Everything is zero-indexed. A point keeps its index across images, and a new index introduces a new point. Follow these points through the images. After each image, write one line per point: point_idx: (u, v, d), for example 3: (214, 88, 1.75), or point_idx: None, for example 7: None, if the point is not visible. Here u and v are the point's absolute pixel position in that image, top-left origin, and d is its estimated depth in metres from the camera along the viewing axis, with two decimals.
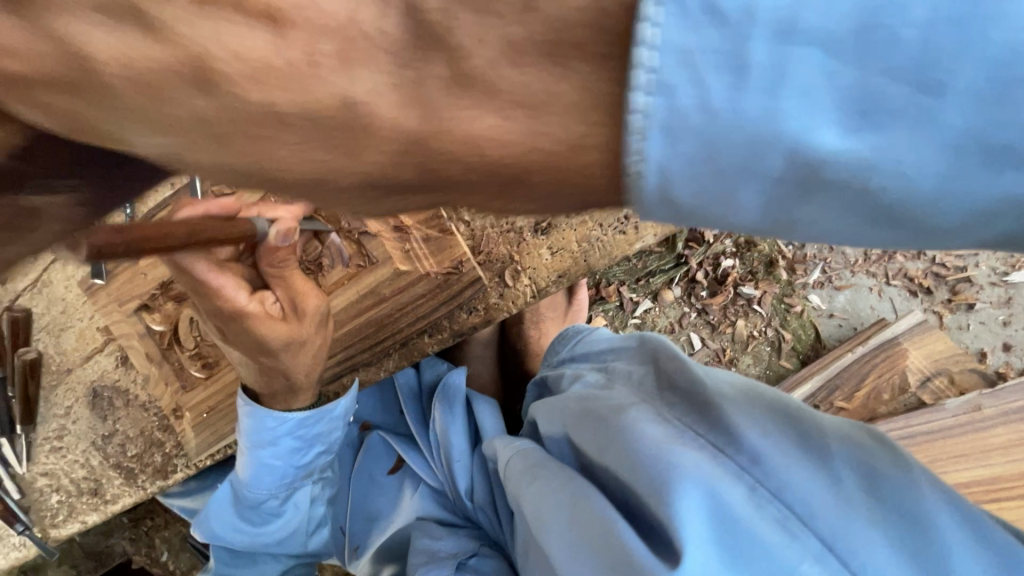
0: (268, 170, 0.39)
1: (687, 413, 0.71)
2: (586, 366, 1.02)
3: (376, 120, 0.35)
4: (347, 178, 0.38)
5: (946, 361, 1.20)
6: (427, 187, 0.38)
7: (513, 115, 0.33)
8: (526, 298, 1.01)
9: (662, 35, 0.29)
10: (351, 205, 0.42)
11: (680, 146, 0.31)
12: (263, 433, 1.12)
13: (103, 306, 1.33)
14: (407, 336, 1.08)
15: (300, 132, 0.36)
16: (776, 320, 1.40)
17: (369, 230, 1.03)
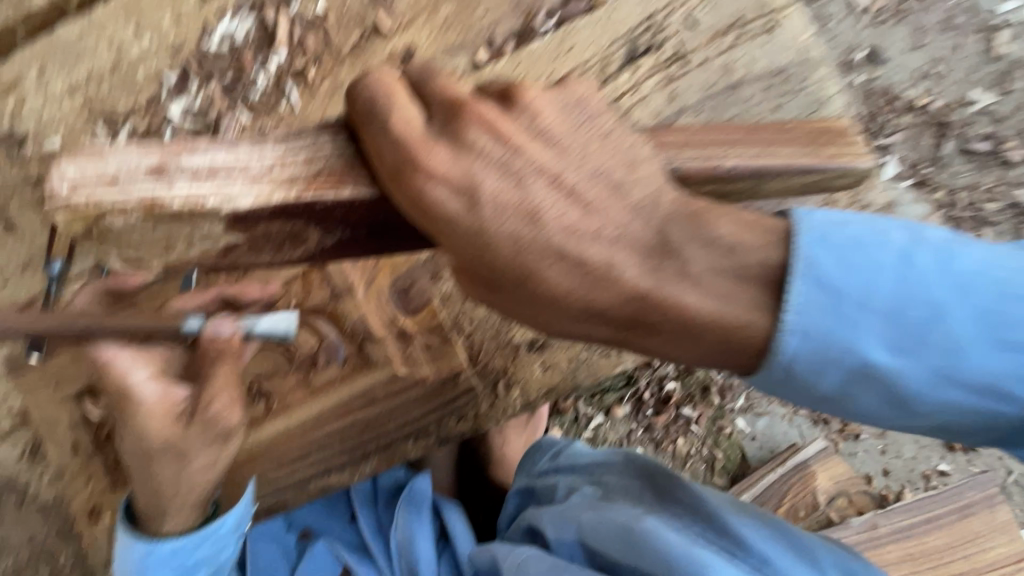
0: (527, 279, 0.62)
1: (701, 526, 0.87)
2: (575, 478, 1.11)
3: (607, 268, 0.62)
4: (578, 303, 0.63)
5: (844, 482, 1.44)
6: (630, 323, 0.64)
7: (697, 290, 0.62)
8: (515, 409, 1.11)
9: (804, 288, 0.61)
10: (561, 318, 0.65)
11: (811, 345, 0.61)
12: (135, 557, 1.01)
13: (30, 386, 1.20)
14: (391, 439, 1.10)
15: (569, 269, 0.62)
16: (710, 439, 1.56)
17: (373, 335, 1.09)
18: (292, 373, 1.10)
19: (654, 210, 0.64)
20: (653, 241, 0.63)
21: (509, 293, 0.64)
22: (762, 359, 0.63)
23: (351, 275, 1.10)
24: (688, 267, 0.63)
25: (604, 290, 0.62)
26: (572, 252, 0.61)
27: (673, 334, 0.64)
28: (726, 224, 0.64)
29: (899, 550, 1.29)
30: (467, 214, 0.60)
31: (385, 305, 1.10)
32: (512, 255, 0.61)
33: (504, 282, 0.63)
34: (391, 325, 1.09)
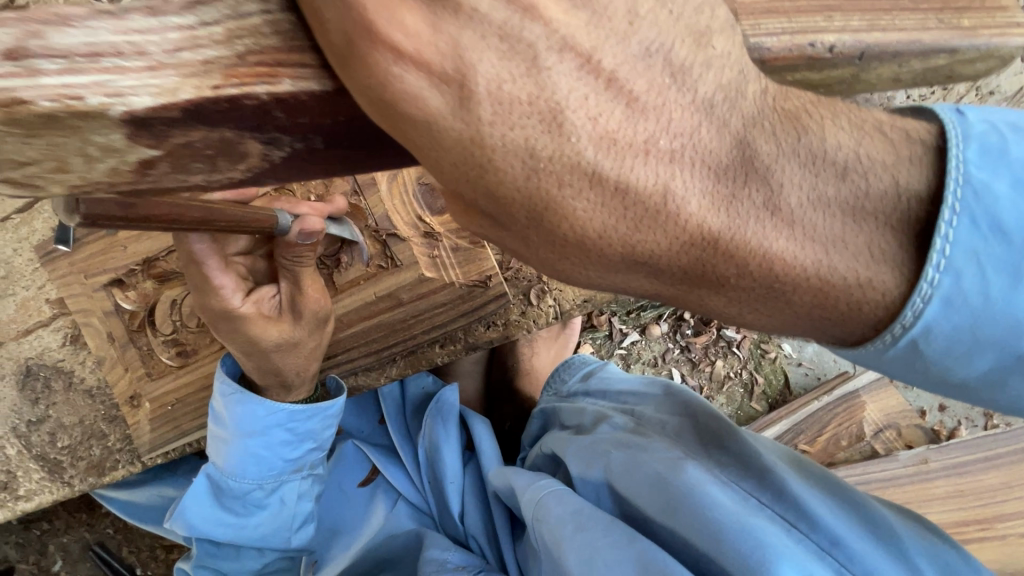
0: (550, 215, 0.47)
1: (748, 479, 0.77)
2: (607, 407, 1.05)
3: (660, 201, 0.48)
4: (619, 247, 0.49)
5: (896, 415, 1.35)
6: (688, 277, 0.51)
7: (789, 236, 0.48)
8: (548, 319, 1.03)
9: (955, 235, 0.45)
10: (596, 271, 0.51)
11: (953, 314, 0.46)
12: (253, 419, 1.04)
13: (64, 276, 1.19)
14: (418, 343, 1.06)
15: (598, 198, 0.47)
16: (751, 363, 1.49)
17: (398, 233, 1.00)
18: None
19: (735, 104, 0.48)
20: (728, 158, 0.48)
21: (529, 239, 0.50)
22: (879, 329, 0.49)
23: None
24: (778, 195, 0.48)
25: (664, 231, 0.48)
26: (605, 177, 0.47)
27: (751, 291, 0.50)
28: (834, 132, 0.49)
29: (950, 485, 1.21)
30: (456, 117, 0.43)
31: (411, 202, 1.01)
32: (529, 179, 0.46)
33: (523, 220, 0.48)
34: (417, 225, 1.01)
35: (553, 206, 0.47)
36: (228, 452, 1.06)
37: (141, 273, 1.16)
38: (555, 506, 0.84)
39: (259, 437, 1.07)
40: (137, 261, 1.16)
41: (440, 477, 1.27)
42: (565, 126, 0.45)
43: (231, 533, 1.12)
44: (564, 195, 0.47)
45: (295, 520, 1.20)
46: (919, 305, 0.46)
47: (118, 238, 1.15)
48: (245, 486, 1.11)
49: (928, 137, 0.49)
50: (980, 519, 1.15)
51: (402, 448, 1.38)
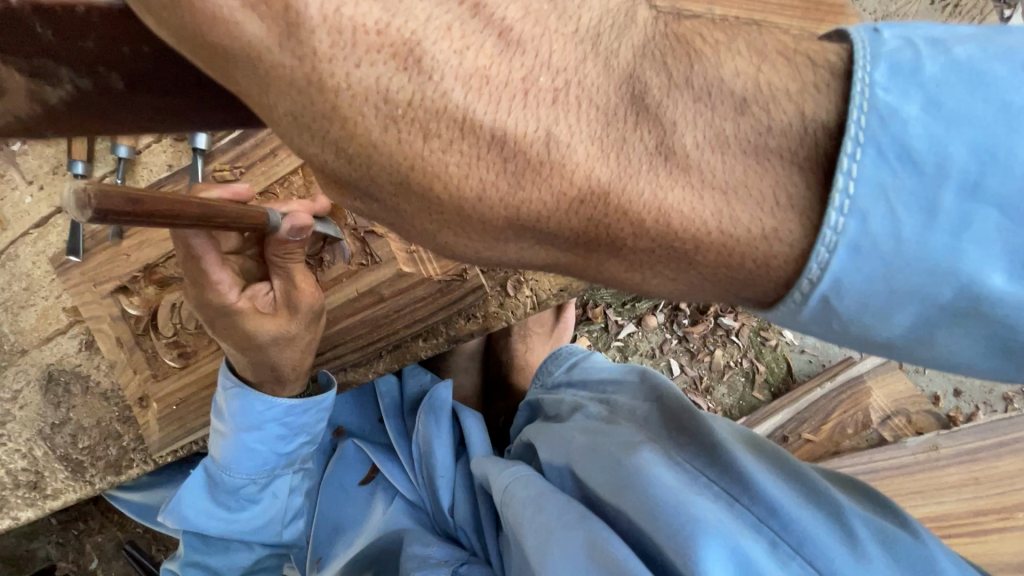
0: (421, 175, 0.47)
1: (699, 458, 0.80)
2: (585, 395, 1.07)
3: (557, 157, 0.45)
4: (505, 205, 0.48)
5: (905, 401, 1.30)
6: (583, 234, 0.48)
7: (705, 192, 0.44)
8: (525, 309, 1.04)
9: (859, 169, 0.40)
10: (490, 236, 0.50)
11: (860, 262, 0.41)
12: (250, 415, 1.08)
13: (75, 285, 1.26)
14: (401, 338, 1.08)
15: (475, 153, 0.46)
16: (751, 351, 1.46)
17: (376, 230, 1.03)
18: None
19: (623, 32, 0.46)
20: (615, 97, 0.46)
21: (418, 209, 0.50)
22: (783, 291, 0.45)
23: None
24: (670, 133, 0.45)
25: (545, 186, 0.46)
26: (479, 126, 0.45)
27: (651, 244, 0.47)
28: (731, 58, 0.45)
29: (963, 472, 1.16)
30: (286, 49, 0.42)
31: None
32: (388, 129, 0.45)
33: (404, 180, 0.47)
34: (394, 221, 1.03)
35: (424, 160, 0.46)
36: (223, 445, 1.10)
37: (145, 280, 1.23)
38: (523, 491, 0.90)
39: (254, 433, 1.11)
40: (138, 268, 1.22)
41: (432, 474, 1.30)
42: (422, 64, 0.44)
43: (222, 524, 1.17)
44: (437, 156, 0.46)
45: (286, 513, 1.25)
46: (824, 255, 0.41)
47: (121, 247, 1.21)
48: (239, 480, 1.15)
49: (840, 58, 0.43)
50: (997, 507, 1.10)
51: (398, 446, 1.41)
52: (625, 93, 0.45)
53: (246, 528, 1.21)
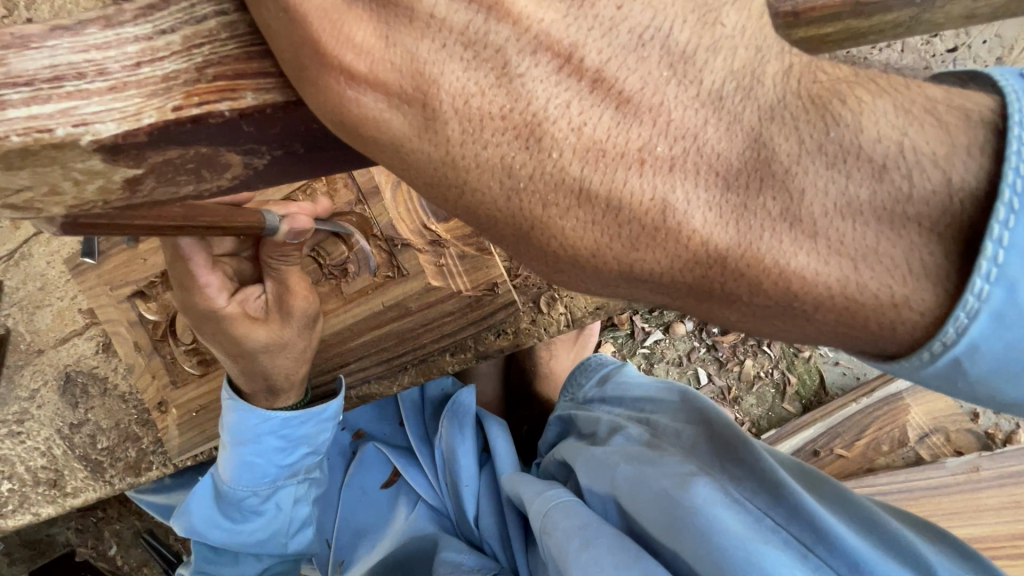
0: (540, 234, 0.48)
1: (757, 494, 0.78)
2: (622, 413, 1.04)
3: (672, 222, 0.45)
4: (609, 259, 0.48)
5: (946, 420, 1.25)
6: (690, 290, 0.48)
7: (824, 256, 0.43)
8: (559, 326, 0.98)
9: (1012, 238, 0.38)
10: (589, 286, 0.51)
11: (1004, 330, 0.40)
12: (244, 428, 1.04)
13: (91, 287, 1.23)
14: (428, 352, 1.05)
15: (590, 209, 0.47)
16: (783, 362, 1.41)
17: (403, 242, 0.98)
18: (323, 283, 1.04)
19: (750, 92, 0.45)
20: (741, 161, 0.45)
21: (518, 249, 0.51)
22: (911, 347, 0.43)
23: (375, 176, 0.97)
24: (795, 200, 0.44)
25: (661, 248, 0.46)
26: (595, 190, 0.46)
27: (750, 308, 0.47)
28: (874, 121, 0.43)
29: (1004, 495, 1.11)
30: (424, 140, 0.47)
31: (415, 210, 0.98)
32: (508, 199, 0.47)
33: (508, 230, 0.49)
34: (422, 233, 0.98)
35: (538, 219, 0.48)
36: (224, 458, 1.08)
37: (163, 284, 1.20)
38: (565, 520, 0.87)
39: (253, 444, 1.07)
40: (156, 273, 1.19)
41: (456, 481, 1.27)
42: (543, 142, 0.46)
43: (226, 535, 1.14)
44: (550, 216, 0.47)
45: (293, 525, 1.21)
46: (964, 322, 0.40)
47: (139, 251, 1.18)
48: (240, 493, 1.11)
49: (991, 113, 0.41)
50: None
51: (420, 451, 1.39)
52: (754, 159, 0.44)
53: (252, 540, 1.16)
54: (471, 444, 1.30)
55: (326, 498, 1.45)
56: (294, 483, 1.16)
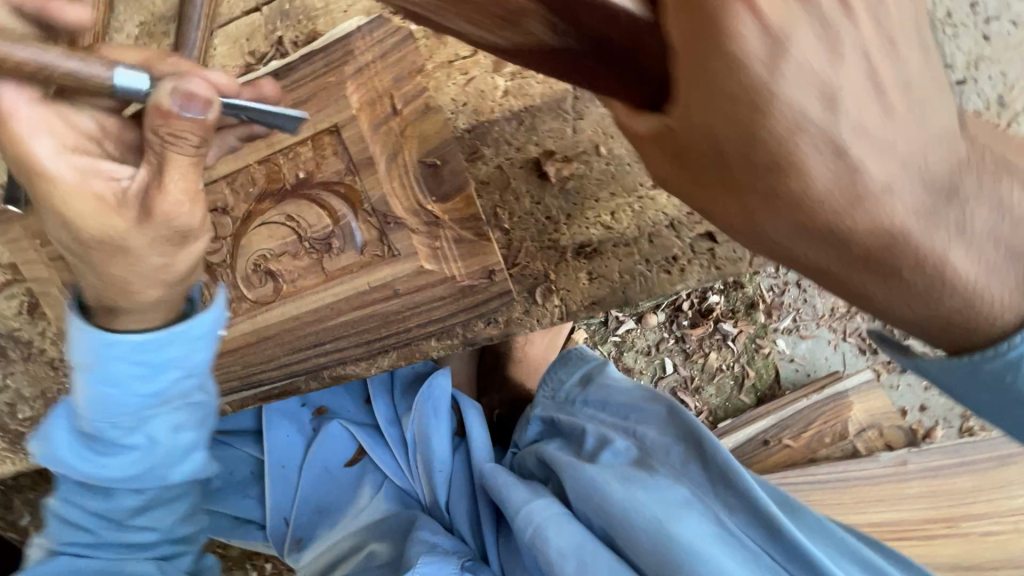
0: (718, 153, 0.46)
1: (741, 527, 0.83)
2: (606, 419, 1.03)
3: (802, 168, 0.45)
4: (713, 142, 0.46)
5: (881, 416, 1.37)
6: (725, 179, 0.49)
7: (829, 170, 0.45)
8: (552, 319, 0.96)
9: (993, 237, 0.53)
10: (679, 183, 0.53)
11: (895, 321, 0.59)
12: (96, 363, 0.76)
13: (16, 240, 1.07)
14: (412, 336, 1.00)
15: (738, 141, 0.45)
16: (744, 357, 1.47)
17: (396, 219, 0.92)
18: (301, 255, 0.96)
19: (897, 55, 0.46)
20: (839, 187, 0.46)
21: (696, 167, 0.49)
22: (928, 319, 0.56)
23: (370, 145, 0.90)
24: (886, 203, 0.47)
25: (791, 174, 0.46)
26: (850, 149, 0.45)
27: (766, 209, 0.49)
28: (942, 107, 0.48)
29: (924, 486, 1.27)
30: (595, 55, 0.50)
31: (411, 185, 0.92)
32: (711, 185, 0.50)
33: (695, 148, 0.47)
34: (418, 212, 0.92)
35: (703, 139, 0.46)
36: (77, 387, 0.79)
37: None
38: (558, 540, 0.84)
39: (109, 380, 0.77)
40: None
41: (428, 464, 1.27)
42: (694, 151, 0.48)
43: (91, 482, 0.85)
44: (750, 152, 0.45)
45: (175, 453, 0.86)
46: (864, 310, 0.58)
47: None
48: (103, 430, 0.81)
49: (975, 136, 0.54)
50: (942, 516, 1.25)
51: (388, 433, 1.38)
52: (850, 182, 0.46)
53: (116, 513, 0.87)
54: (444, 427, 1.29)
55: (285, 475, 1.43)
56: (166, 412, 0.83)
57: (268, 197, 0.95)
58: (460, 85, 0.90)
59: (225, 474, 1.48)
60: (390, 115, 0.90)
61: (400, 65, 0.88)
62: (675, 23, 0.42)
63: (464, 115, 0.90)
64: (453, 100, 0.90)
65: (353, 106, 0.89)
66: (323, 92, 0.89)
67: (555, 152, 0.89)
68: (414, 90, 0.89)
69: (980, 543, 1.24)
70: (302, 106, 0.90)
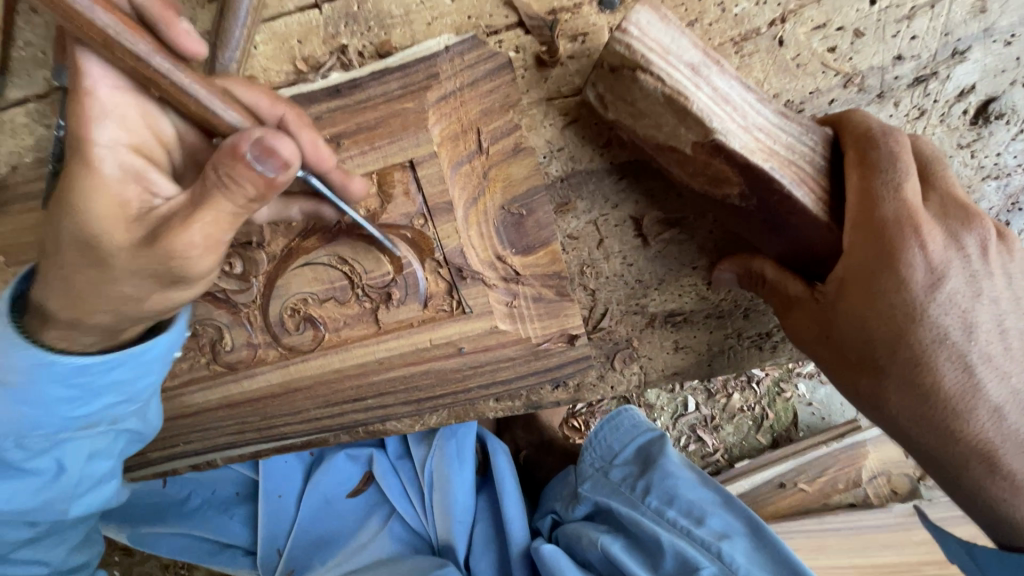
0: (842, 319, 0.66)
1: None
2: (674, 517, 1.00)
3: (909, 338, 0.63)
4: (868, 321, 0.64)
5: (892, 464, 1.42)
6: (862, 343, 0.65)
7: (934, 355, 0.63)
8: (629, 386, 0.90)
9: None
10: (821, 328, 0.68)
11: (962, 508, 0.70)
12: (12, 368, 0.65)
13: None
14: (470, 396, 0.90)
15: (869, 307, 0.64)
16: (765, 399, 1.48)
17: (472, 273, 0.80)
18: (351, 303, 0.83)
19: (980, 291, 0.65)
20: (935, 370, 0.64)
21: (830, 311, 0.66)
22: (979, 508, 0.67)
23: (450, 189, 0.77)
24: (976, 403, 0.64)
25: (901, 337, 0.63)
26: (932, 342, 0.64)
27: (892, 372, 0.65)
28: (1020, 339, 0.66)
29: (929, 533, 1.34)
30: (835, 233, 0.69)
31: (490, 235, 0.80)
32: (874, 332, 0.64)
33: (837, 291, 0.65)
34: (495, 266, 0.81)
35: (869, 290, 0.64)
36: None
37: None
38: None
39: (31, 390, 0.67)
40: None
41: (450, 510, 1.21)
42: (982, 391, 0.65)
43: None
44: (875, 303, 0.64)
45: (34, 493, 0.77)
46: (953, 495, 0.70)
47: None
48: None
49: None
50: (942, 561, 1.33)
51: (402, 465, 1.28)
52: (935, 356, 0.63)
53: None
54: (472, 473, 1.22)
55: (280, 504, 1.30)
56: (86, 437, 0.74)
57: (315, 235, 0.80)
58: (557, 127, 0.78)
59: (207, 492, 1.31)
60: (474, 154, 0.78)
61: (493, 97, 0.75)
62: (851, 202, 0.65)
63: (558, 161, 0.80)
64: (548, 143, 0.79)
65: (433, 141, 0.75)
66: (397, 120, 0.75)
67: (656, 213, 0.80)
68: (505, 127, 0.77)
69: None
70: (369, 133, 0.76)
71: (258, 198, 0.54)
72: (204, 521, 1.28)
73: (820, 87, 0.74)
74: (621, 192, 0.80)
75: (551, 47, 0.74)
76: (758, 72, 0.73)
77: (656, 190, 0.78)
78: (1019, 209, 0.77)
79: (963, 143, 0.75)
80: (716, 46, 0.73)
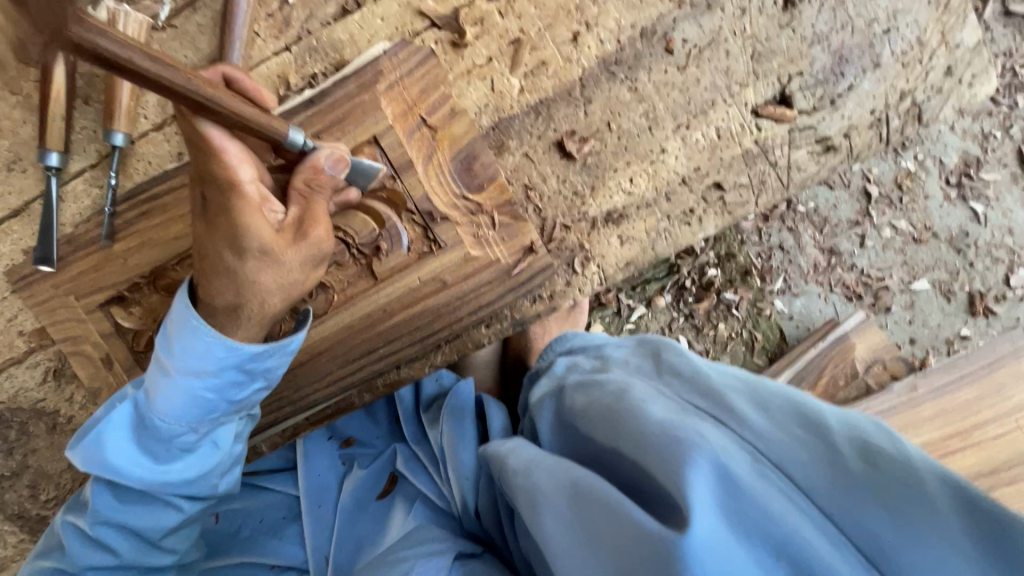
0: None
1: (686, 392, 0.77)
2: (581, 354, 1.03)
3: None
4: None
5: (882, 350, 1.46)
6: None
7: None
8: (593, 285, 1.05)
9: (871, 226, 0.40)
10: None
11: (703, 404, 0.74)
12: (210, 361, 0.80)
13: (46, 300, 1.06)
14: (463, 326, 1.04)
15: None
16: (750, 322, 1.57)
17: (440, 214, 1.00)
18: (350, 263, 1.01)
19: None
20: None
21: None
22: None
23: (407, 150, 0.99)
24: None
25: None
26: None
27: None
28: None
29: (937, 405, 1.36)
30: None
31: (448, 181, 1.00)
32: None
33: None
34: (457, 205, 1.01)
35: None
36: (110, 452, 0.83)
37: (147, 287, 1.05)
38: (518, 458, 0.82)
39: (130, 459, 0.84)
40: (137, 274, 1.04)
41: (458, 477, 1.14)
42: None
43: (147, 474, 0.85)
44: None
45: (227, 462, 0.92)
46: (716, 400, 0.73)
47: (113, 251, 1.04)
48: (121, 471, 0.84)
49: None
50: (960, 430, 1.34)
51: (419, 444, 1.25)
52: None
53: (147, 532, 0.89)
54: (472, 437, 1.19)
55: (322, 516, 1.22)
56: (159, 487, 0.86)
57: None
58: (481, 89, 1.01)
59: (255, 521, 1.23)
60: (420, 124, 0.99)
61: (426, 77, 0.98)
62: None
63: (487, 114, 1.02)
64: (476, 103, 1.02)
65: (388, 118, 0.98)
66: (358, 109, 0.98)
67: (572, 133, 1.01)
68: (439, 98, 0.99)
69: (992, 448, 1.32)
70: (340, 123, 0.98)
71: (309, 176, 0.85)
72: (247, 545, 1.19)
73: (661, 11, 0.98)
74: (541, 125, 1.02)
75: (461, 33, 1.00)
76: (613, 14, 0.98)
77: (565, 117, 1.01)
78: (847, 61, 0.97)
79: (783, 24, 0.97)
80: (578, 3, 0.98)
